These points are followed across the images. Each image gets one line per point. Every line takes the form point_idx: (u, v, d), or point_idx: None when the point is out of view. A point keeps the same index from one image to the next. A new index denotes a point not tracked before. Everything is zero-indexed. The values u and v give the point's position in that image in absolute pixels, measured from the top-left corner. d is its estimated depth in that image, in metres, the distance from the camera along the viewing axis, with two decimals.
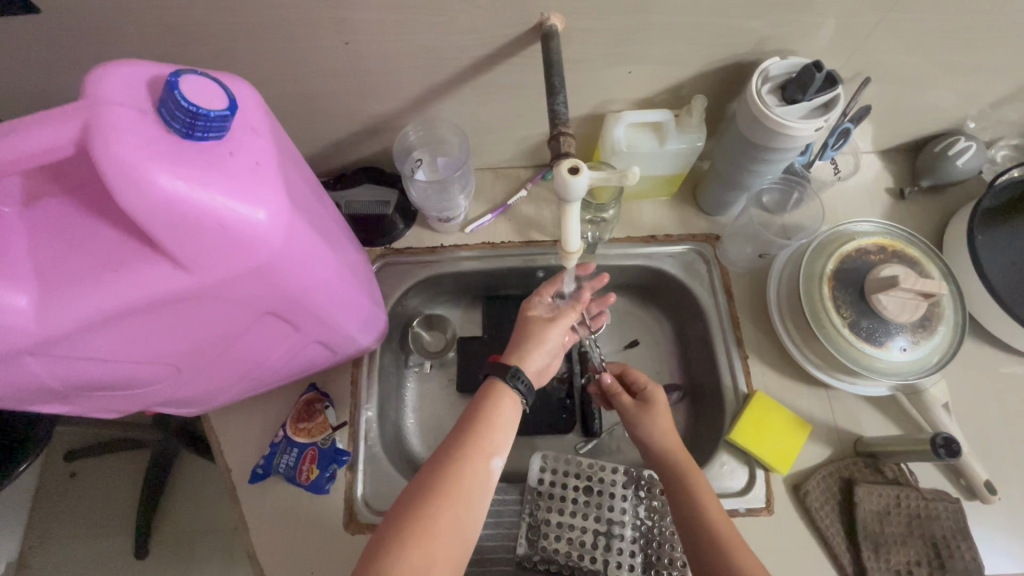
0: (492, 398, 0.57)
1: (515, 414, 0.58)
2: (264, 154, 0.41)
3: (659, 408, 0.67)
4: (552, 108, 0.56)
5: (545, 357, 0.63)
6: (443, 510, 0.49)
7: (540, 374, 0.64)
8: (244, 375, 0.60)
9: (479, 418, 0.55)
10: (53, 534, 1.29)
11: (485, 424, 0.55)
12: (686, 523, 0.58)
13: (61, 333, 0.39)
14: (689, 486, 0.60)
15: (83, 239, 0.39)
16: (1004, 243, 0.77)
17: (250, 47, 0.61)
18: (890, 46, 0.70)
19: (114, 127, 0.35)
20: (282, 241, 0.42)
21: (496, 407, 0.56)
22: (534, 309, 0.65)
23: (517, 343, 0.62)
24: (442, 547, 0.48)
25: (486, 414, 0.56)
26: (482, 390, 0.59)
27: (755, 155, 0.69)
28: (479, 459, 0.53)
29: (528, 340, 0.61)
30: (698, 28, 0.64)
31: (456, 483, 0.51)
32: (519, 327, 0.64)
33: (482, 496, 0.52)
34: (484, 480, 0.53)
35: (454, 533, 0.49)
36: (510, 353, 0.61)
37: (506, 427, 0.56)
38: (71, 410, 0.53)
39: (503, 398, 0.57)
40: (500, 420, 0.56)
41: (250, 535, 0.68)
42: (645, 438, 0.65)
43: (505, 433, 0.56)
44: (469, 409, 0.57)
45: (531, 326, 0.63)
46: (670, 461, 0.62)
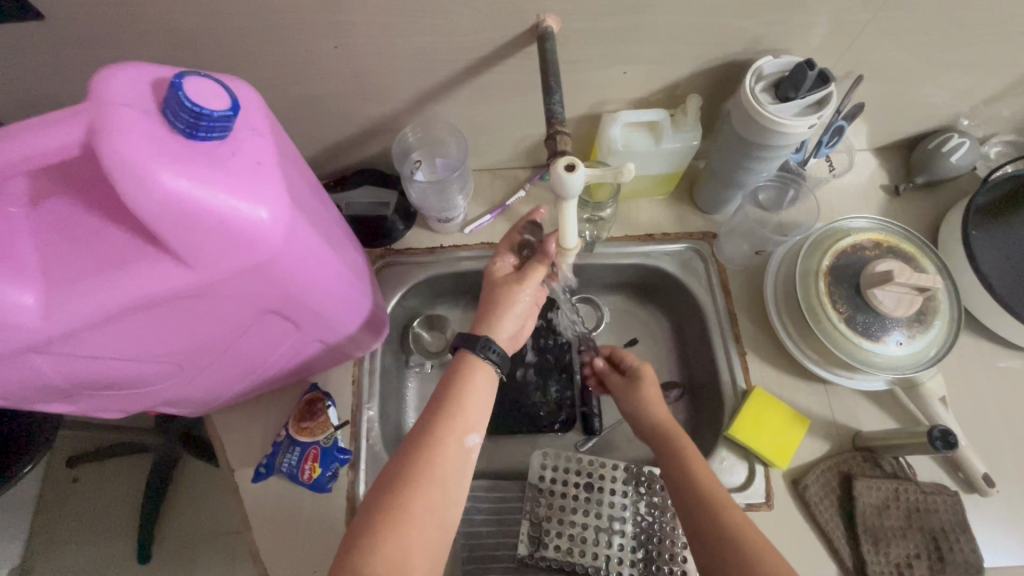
0: (466, 372, 0.58)
1: (490, 383, 0.59)
2: (265, 154, 0.42)
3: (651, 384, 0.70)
4: (549, 107, 0.57)
5: (515, 323, 0.63)
6: (418, 494, 0.50)
7: (514, 340, 0.64)
8: (246, 374, 0.61)
9: (451, 398, 0.56)
10: (56, 540, 1.29)
11: (457, 403, 0.56)
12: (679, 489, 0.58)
13: (67, 330, 0.40)
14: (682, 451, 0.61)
15: (88, 238, 0.40)
16: (999, 238, 0.78)
17: (250, 51, 0.62)
18: (882, 44, 0.71)
19: (119, 128, 0.35)
20: (282, 238, 0.43)
21: (469, 384, 0.57)
22: (498, 269, 0.65)
23: (486, 310, 0.62)
24: (419, 533, 0.49)
25: (457, 391, 0.56)
26: (454, 363, 0.59)
27: (750, 152, 0.70)
28: (454, 440, 0.54)
29: (494, 307, 0.62)
30: (691, 28, 0.65)
31: (430, 467, 0.52)
32: (487, 292, 0.64)
33: (459, 477, 0.53)
34: (460, 460, 0.54)
35: (430, 517, 0.50)
36: (478, 324, 0.61)
37: (479, 404, 0.57)
38: (76, 409, 0.54)
39: (474, 371, 0.58)
40: (473, 396, 0.56)
41: (253, 535, 0.68)
42: (633, 412, 0.68)
43: (480, 412, 0.57)
44: (441, 388, 0.57)
45: (498, 290, 0.63)
46: (662, 432, 0.64)
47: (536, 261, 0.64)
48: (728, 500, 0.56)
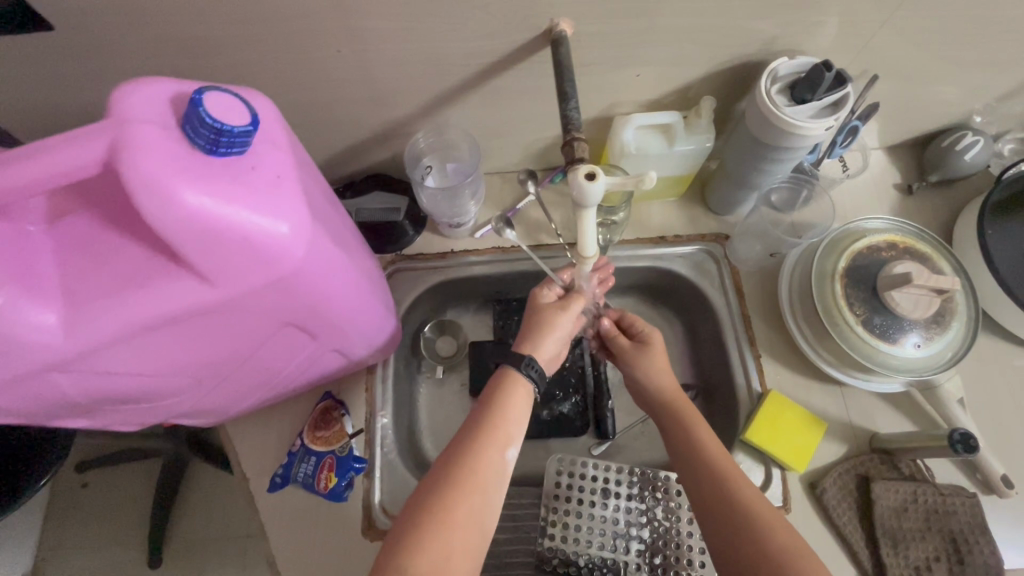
0: (508, 388, 0.60)
1: (528, 401, 0.61)
2: (285, 168, 0.41)
3: (660, 349, 0.68)
4: (564, 113, 0.56)
5: (556, 345, 0.65)
6: (460, 501, 0.51)
7: (552, 361, 0.67)
8: (261, 385, 0.60)
9: (493, 411, 0.57)
10: (66, 546, 1.29)
11: (499, 415, 0.57)
12: (683, 458, 0.59)
13: (89, 348, 0.40)
14: (686, 420, 0.61)
15: (106, 256, 0.39)
16: (1014, 237, 0.78)
17: (260, 58, 0.62)
18: (896, 43, 0.70)
19: (140, 146, 0.35)
20: (303, 252, 0.42)
21: (511, 399, 0.59)
22: (545, 296, 0.68)
23: (529, 330, 0.64)
24: (459, 538, 0.49)
25: (500, 405, 0.58)
26: (495, 378, 0.62)
27: (765, 154, 0.69)
28: (495, 451, 0.55)
29: (537, 327, 0.64)
30: (706, 30, 0.64)
31: (471, 475, 0.52)
32: (530, 314, 0.67)
33: (498, 487, 0.54)
34: (499, 470, 0.54)
35: (471, 524, 0.50)
36: (522, 342, 0.64)
37: (519, 419, 0.58)
38: (93, 424, 0.53)
39: (516, 386, 0.60)
40: (512, 410, 0.58)
41: (270, 543, 0.69)
42: (642, 381, 0.67)
43: (518, 425, 0.58)
44: (482, 401, 0.59)
45: (543, 313, 0.65)
46: (666, 400, 0.64)
47: (577, 292, 0.68)
48: (732, 469, 0.56)
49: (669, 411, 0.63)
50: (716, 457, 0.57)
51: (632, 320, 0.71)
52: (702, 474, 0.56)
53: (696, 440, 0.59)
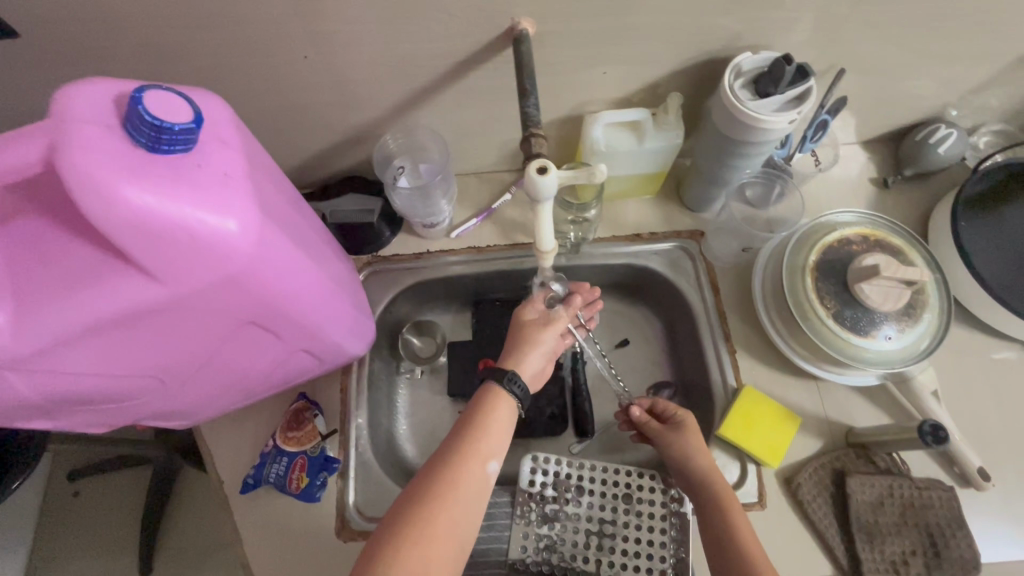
0: (491, 402, 0.59)
1: (511, 417, 0.60)
2: (233, 166, 0.41)
3: (694, 432, 0.66)
4: (524, 110, 0.56)
5: (541, 360, 0.65)
6: (441, 512, 0.51)
7: (537, 379, 0.66)
8: (229, 387, 0.60)
9: (477, 421, 0.57)
10: (57, 556, 1.29)
11: (482, 427, 0.57)
12: (714, 532, 0.59)
13: (39, 347, 0.40)
14: (720, 499, 0.61)
15: (54, 254, 0.39)
16: (988, 229, 0.77)
17: (226, 63, 0.62)
18: (864, 36, 0.70)
19: (79, 144, 0.35)
20: (254, 249, 0.43)
21: (495, 411, 0.59)
22: (528, 313, 0.68)
23: (514, 347, 0.64)
24: (438, 550, 0.49)
25: (484, 417, 0.58)
26: (478, 393, 0.61)
27: (734, 150, 0.69)
28: (478, 463, 0.55)
29: (521, 342, 0.64)
30: (669, 27, 0.64)
31: (453, 489, 0.52)
32: (513, 331, 0.67)
33: (478, 501, 0.54)
34: (481, 482, 0.54)
35: (451, 534, 0.50)
36: (505, 359, 0.63)
37: (502, 433, 0.58)
38: (59, 427, 0.53)
39: (498, 399, 0.59)
40: (497, 421, 0.58)
41: (243, 545, 0.68)
42: (682, 462, 0.65)
43: (501, 438, 0.58)
44: (467, 413, 0.59)
45: (525, 330, 0.66)
46: (701, 477, 0.63)
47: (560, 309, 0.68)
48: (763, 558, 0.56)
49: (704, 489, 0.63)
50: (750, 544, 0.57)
51: (665, 407, 0.70)
52: (730, 553, 0.57)
53: (732, 527, 0.58)
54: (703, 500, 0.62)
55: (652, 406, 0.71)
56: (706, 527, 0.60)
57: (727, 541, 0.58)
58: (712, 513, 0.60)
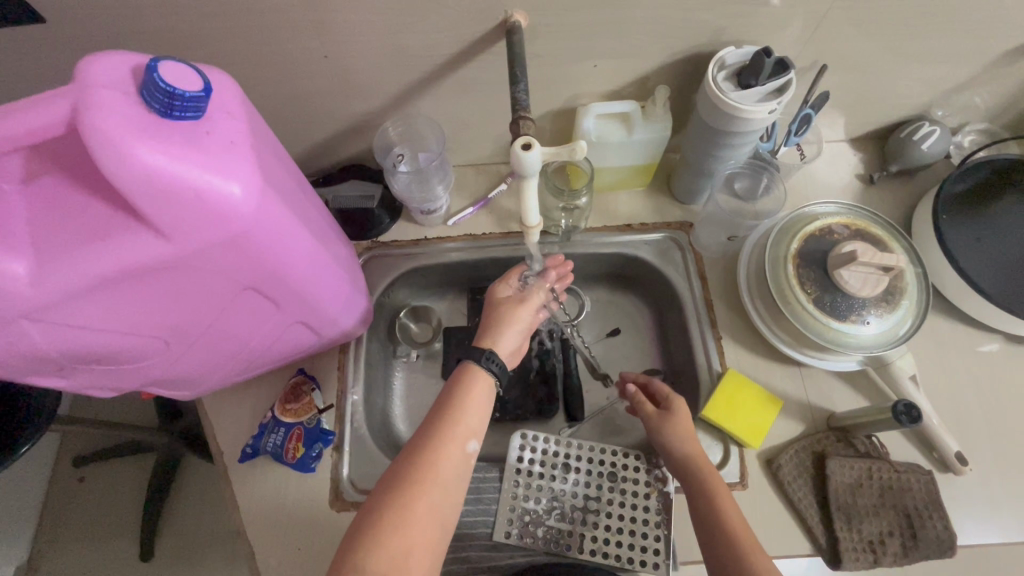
0: (466, 384, 0.61)
1: (487, 392, 0.62)
2: (238, 135, 0.45)
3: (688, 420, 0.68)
4: (514, 95, 0.59)
5: (517, 337, 0.68)
6: (420, 495, 0.53)
7: (515, 355, 0.69)
8: (230, 357, 0.63)
9: (451, 407, 0.59)
10: (62, 537, 1.32)
11: (459, 409, 0.59)
12: (707, 528, 0.59)
13: (55, 298, 0.43)
14: (710, 493, 0.61)
15: (72, 212, 0.43)
16: (969, 223, 0.79)
17: (236, 51, 0.66)
18: (846, 34, 0.73)
19: (99, 107, 0.39)
20: (255, 214, 0.46)
21: (471, 394, 0.61)
22: (501, 291, 0.70)
23: (492, 324, 0.67)
24: (419, 528, 0.51)
25: (460, 400, 0.60)
26: (454, 375, 0.63)
27: (717, 140, 0.72)
28: (454, 448, 0.57)
29: (499, 320, 0.67)
30: (655, 21, 0.68)
31: (433, 471, 0.54)
32: (489, 311, 0.69)
33: (457, 482, 0.56)
34: (459, 465, 0.57)
35: (431, 517, 0.53)
36: (483, 336, 0.66)
37: (479, 415, 0.60)
38: (70, 386, 0.56)
39: (474, 380, 0.62)
40: (472, 403, 0.60)
41: (240, 511, 0.71)
42: (668, 447, 0.66)
43: (478, 419, 0.60)
44: (442, 395, 0.61)
45: (501, 308, 0.68)
46: (693, 469, 0.63)
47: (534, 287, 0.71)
48: (755, 550, 0.56)
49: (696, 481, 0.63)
50: (742, 536, 0.57)
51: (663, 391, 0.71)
52: (723, 549, 0.57)
53: (723, 520, 0.58)
54: (695, 494, 0.62)
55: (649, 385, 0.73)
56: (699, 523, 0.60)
57: (720, 537, 0.57)
58: (704, 507, 0.60)
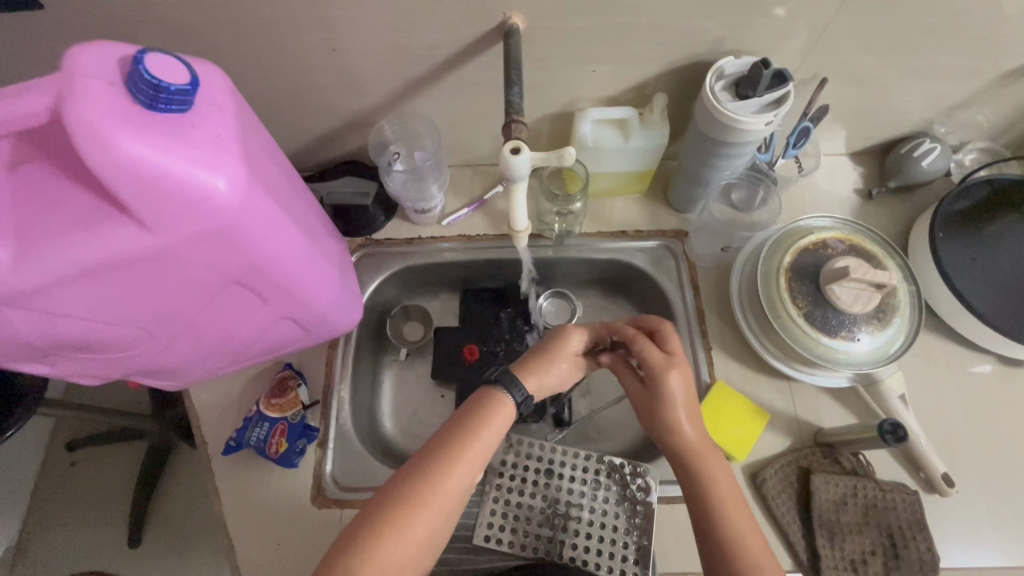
0: (488, 411, 0.58)
1: (506, 421, 0.59)
2: (225, 129, 0.45)
3: (683, 401, 0.60)
4: (508, 98, 0.59)
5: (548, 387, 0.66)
6: (419, 517, 0.52)
7: None
8: (217, 349, 0.63)
9: (468, 427, 0.57)
10: (51, 522, 1.32)
11: (472, 434, 0.56)
12: (704, 530, 0.56)
13: (37, 285, 0.43)
14: (715, 504, 0.56)
15: (59, 201, 0.43)
16: (966, 242, 0.79)
17: (234, 43, 0.66)
18: (848, 48, 0.72)
19: (83, 97, 0.38)
20: (240, 209, 0.46)
21: (489, 420, 0.58)
22: (573, 343, 0.65)
23: (548, 370, 0.63)
24: (413, 547, 0.51)
25: (476, 424, 0.57)
26: (480, 396, 0.60)
27: (714, 150, 0.72)
28: (464, 470, 0.55)
29: (554, 375, 0.64)
30: (654, 29, 0.68)
31: (436, 495, 0.53)
32: (552, 350, 0.65)
33: (457, 505, 0.55)
34: (463, 488, 0.55)
35: (426, 538, 0.52)
36: (534, 376, 0.63)
37: (492, 440, 0.58)
38: (54, 373, 0.56)
39: (497, 410, 0.59)
40: (488, 429, 0.57)
41: (222, 504, 0.71)
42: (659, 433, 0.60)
43: (490, 445, 0.58)
44: (458, 414, 0.58)
45: (563, 364, 0.65)
46: (687, 463, 0.58)
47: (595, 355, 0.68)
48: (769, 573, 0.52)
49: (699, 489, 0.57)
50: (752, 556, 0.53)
51: (647, 356, 0.61)
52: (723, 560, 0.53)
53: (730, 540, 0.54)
54: (692, 497, 0.57)
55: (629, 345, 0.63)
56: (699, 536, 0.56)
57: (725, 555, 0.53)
58: (706, 517, 0.56)
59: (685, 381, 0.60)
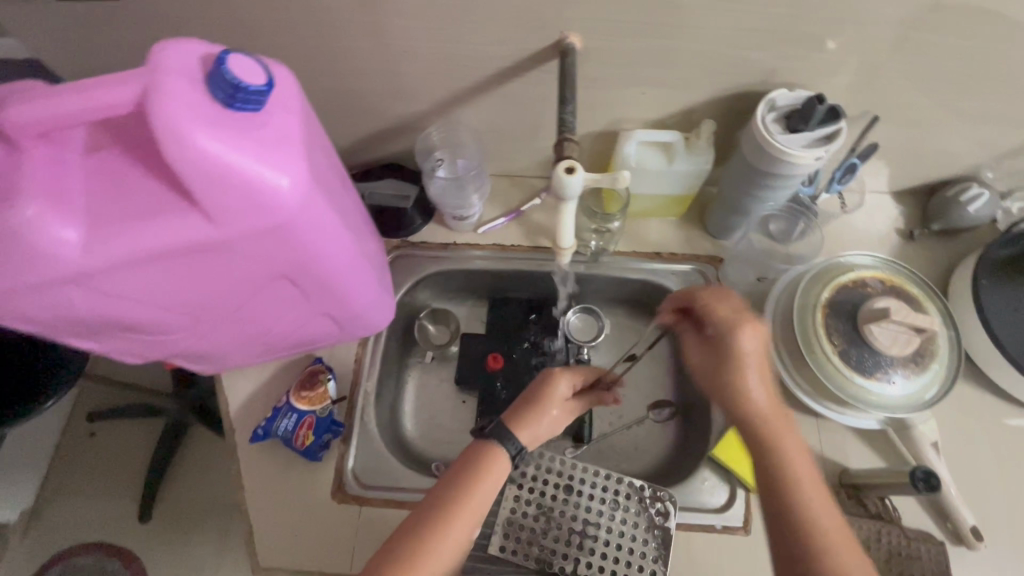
0: (482, 468, 0.59)
1: (499, 474, 0.60)
2: (293, 130, 0.46)
3: (757, 359, 0.56)
4: (561, 116, 0.60)
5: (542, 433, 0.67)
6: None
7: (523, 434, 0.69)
8: (256, 339, 0.65)
9: (462, 484, 0.57)
10: (66, 491, 1.34)
11: (464, 493, 0.57)
12: (778, 511, 0.53)
13: (101, 267, 0.45)
14: (792, 486, 0.53)
15: (129, 187, 0.44)
16: (1011, 292, 0.77)
17: (296, 44, 0.68)
18: (901, 88, 0.72)
19: (167, 92, 0.40)
20: (299, 208, 0.47)
21: (481, 476, 0.58)
22: (559, 390, 0.67)
23: (538, 419, 0.64)
24: None
25: (469, 481, 0.58)
26: (473, 452, 0.60)
27: (759, 181, 0.72)
28: (458, 529, 0.56)
29: (545, 423, 0.65)
30: (708, 56, 0.68)
31: (430, 555, 0.54)
32: (540, 398, 0.66)
33: (455, 561, 0.56)
34: (460, 546, 0.56)
35: None
36: (526, 424, 0.64)
37: (485, 496, 0.58)
38: (99, 350, 0.58)
39: (489, 467, 0.59)
40: (481, 486, 0.58)
41: (244, 492, 0.72)
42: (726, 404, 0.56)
43: (484, 501, 0.58)
44: (452, 471, 0.59)
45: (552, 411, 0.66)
46: (756, 436, 0.55)
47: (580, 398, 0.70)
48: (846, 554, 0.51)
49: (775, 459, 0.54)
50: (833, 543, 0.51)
51: (716, 312, 0.57)
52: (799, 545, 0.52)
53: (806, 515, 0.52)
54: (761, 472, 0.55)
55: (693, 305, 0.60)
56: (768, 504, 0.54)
57: (803, 538, 0.51)
58: (781, 499, 0.53)
59: (760, 338, 0.55)
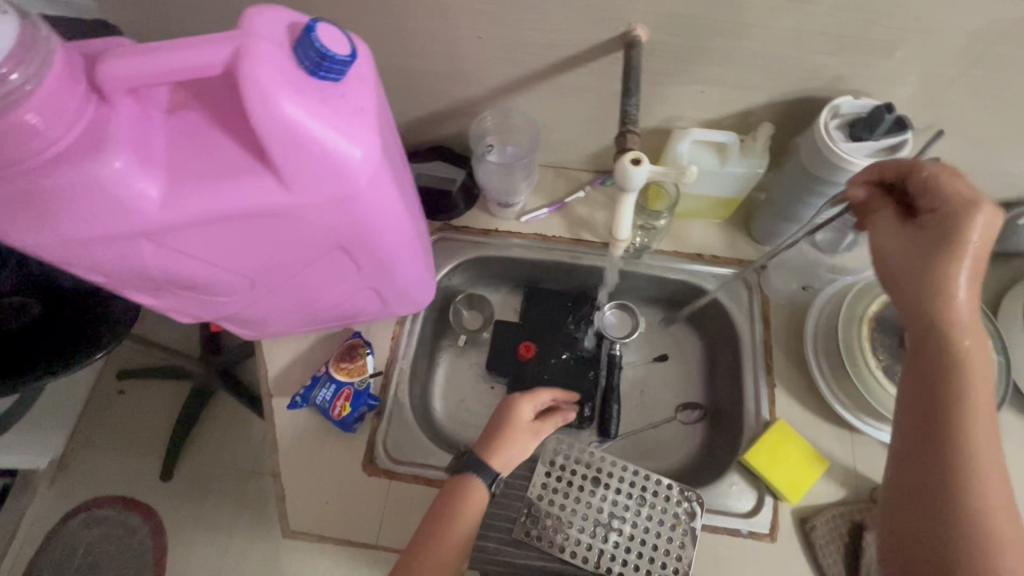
0: (459, 494, 0.64)
1: (479, 497, 0.64)
2: (369, 103, 0.47)
3: (978, 249, 0.48)
4: (625, 108, 0.60)
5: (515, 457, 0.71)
6: None
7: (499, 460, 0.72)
8: (303, 306, 0.66)
9: (442, 512, 0.63)
10: (92, 446, 1.38)
11: (444, 518, 0.62)
12: (932, 419, 0.48)
13: (176, 223, 0.46)
14: (962, 399, 0.47)
15: (209, 147, 0.46)
16: None
17: (363, 21, 0.69)
18: (971, 104, 0.70)
19: (257, 56, 0.41)
20: (368, 180, 0.48)
21: (461, 501, 0.63)
22: (522, 413, 0.70)
23: (507, 445, 0.68)
24: None
25: (449, 508, 0.63)
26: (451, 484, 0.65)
27: (815, 188, 0.71)
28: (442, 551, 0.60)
29: (517, 446, 0.69)
30: (774, 58, 0.67)
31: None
32: (506, 423, 0.69)
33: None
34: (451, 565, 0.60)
35: None
36: (496, 450, 0.67)
37: (467, 518, 0.62)
38: (155, 305, 0.60)
39: (466, 493, 0.64)
40: (460, 510, 0.63)
41: (278, 457, 0.74)
42: (920, 289, 0.50)
43: (467, 524, 0.62)
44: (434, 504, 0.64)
45: (520, 436, 0.69)
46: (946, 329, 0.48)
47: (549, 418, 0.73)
48: (988, 461, 0.46)
49: (950, 356, 0.48)
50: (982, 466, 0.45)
51: (948, 188, 0.50)
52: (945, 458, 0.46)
53: (960, 416, 0.47)
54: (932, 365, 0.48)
55: (913, 176, 0.52)
56: (917, 401, 0.49)
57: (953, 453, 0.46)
58: (940, 407, 0.47)
59: (995, 224, 0.48)
